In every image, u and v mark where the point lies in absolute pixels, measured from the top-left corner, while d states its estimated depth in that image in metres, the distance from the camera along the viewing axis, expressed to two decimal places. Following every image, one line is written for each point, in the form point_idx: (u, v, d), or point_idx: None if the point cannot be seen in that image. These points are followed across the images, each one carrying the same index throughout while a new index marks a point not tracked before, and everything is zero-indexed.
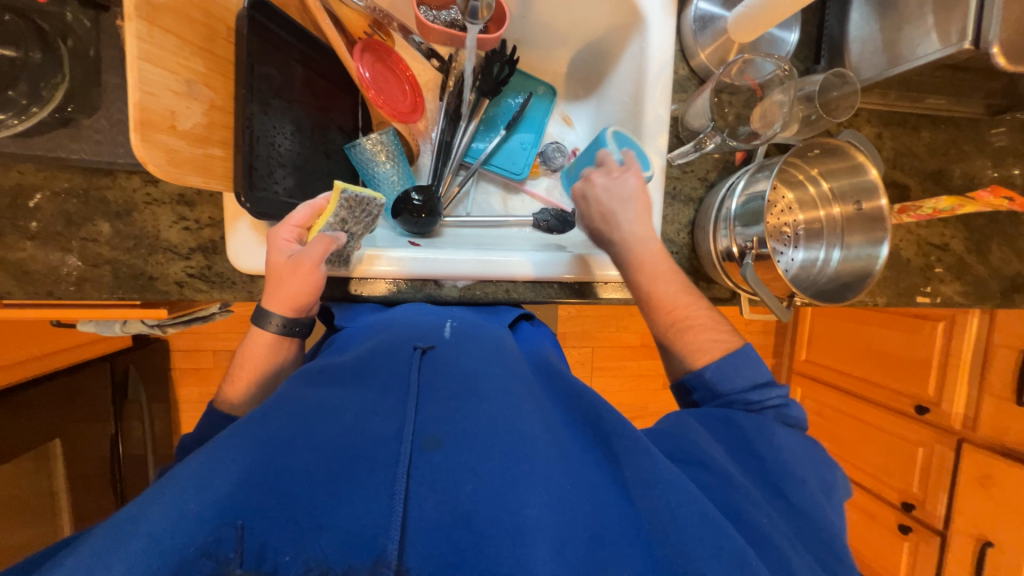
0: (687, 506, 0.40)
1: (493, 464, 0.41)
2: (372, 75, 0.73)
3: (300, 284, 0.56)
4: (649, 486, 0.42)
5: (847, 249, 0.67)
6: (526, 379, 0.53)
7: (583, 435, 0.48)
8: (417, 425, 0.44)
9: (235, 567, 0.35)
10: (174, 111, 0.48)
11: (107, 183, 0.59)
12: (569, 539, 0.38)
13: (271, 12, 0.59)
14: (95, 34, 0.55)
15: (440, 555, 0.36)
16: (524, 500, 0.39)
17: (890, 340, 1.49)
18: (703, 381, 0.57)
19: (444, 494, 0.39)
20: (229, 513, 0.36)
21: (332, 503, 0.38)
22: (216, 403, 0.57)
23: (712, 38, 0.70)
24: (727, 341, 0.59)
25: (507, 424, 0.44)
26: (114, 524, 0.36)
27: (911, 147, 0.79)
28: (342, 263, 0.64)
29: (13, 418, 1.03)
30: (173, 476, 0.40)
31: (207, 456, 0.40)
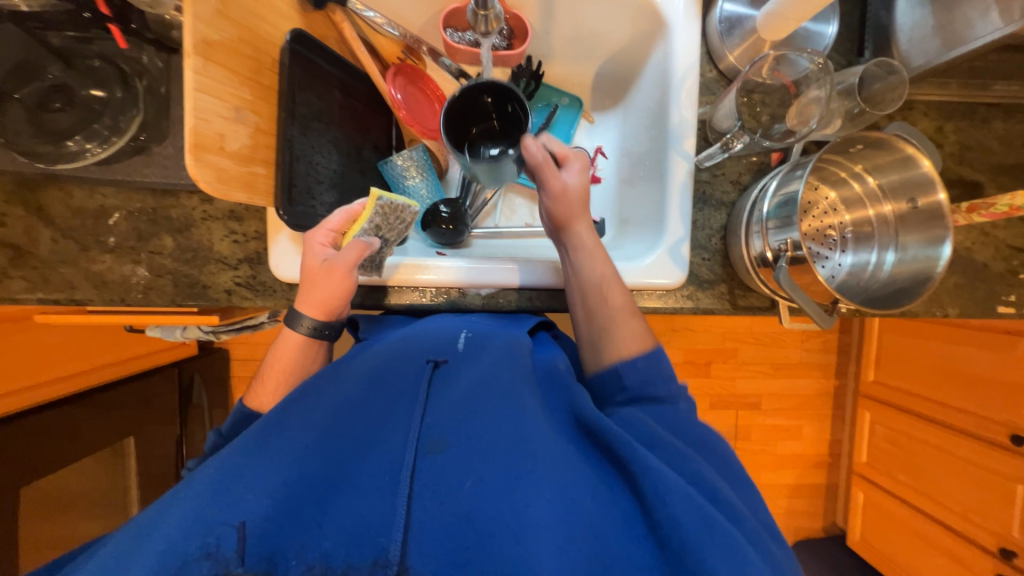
0: (689, 513, 0.39)
1: (492, 470, 0.43)
2: (405, 96, 0.78)
3: (333, 287, 0.60)
4: (645, 488, 0.41)
5: (903, 251, 0.61)
6: (528, 378, 0.53)
7: (581, 436, 0.49)
8: (421, 432, 0.46)
9: (234, 566, 0.38)
10: (224, 134, 0.54)
11: (172, 202, 0.67)
12: (569, 542, 0.38)
13: (311, 44, 0.65)
14: (165, 73, 0.63)
15: (441, 554, 0.39)
16: (523, 503, 0.40)
17: (977, 359, 1.32)
18: (634, 370, 0.55)
19: (444, 496, 0.41)
20: (232, 515, 0.40)
21: (341, 505, 0.42)
22: (247, 403, 0.60)
23: (741, 39, 0.68)
24: (649, 338, 0.58)
25: (505, 428, 0.46)
26: (145, 530, 0.41)
27: (981, 140, 0.71)
28: (375, 270, 0.67)
29: (95, 416, 1.16)
30: (190, 482, 0.44)
31: (226, 463, 0.44)
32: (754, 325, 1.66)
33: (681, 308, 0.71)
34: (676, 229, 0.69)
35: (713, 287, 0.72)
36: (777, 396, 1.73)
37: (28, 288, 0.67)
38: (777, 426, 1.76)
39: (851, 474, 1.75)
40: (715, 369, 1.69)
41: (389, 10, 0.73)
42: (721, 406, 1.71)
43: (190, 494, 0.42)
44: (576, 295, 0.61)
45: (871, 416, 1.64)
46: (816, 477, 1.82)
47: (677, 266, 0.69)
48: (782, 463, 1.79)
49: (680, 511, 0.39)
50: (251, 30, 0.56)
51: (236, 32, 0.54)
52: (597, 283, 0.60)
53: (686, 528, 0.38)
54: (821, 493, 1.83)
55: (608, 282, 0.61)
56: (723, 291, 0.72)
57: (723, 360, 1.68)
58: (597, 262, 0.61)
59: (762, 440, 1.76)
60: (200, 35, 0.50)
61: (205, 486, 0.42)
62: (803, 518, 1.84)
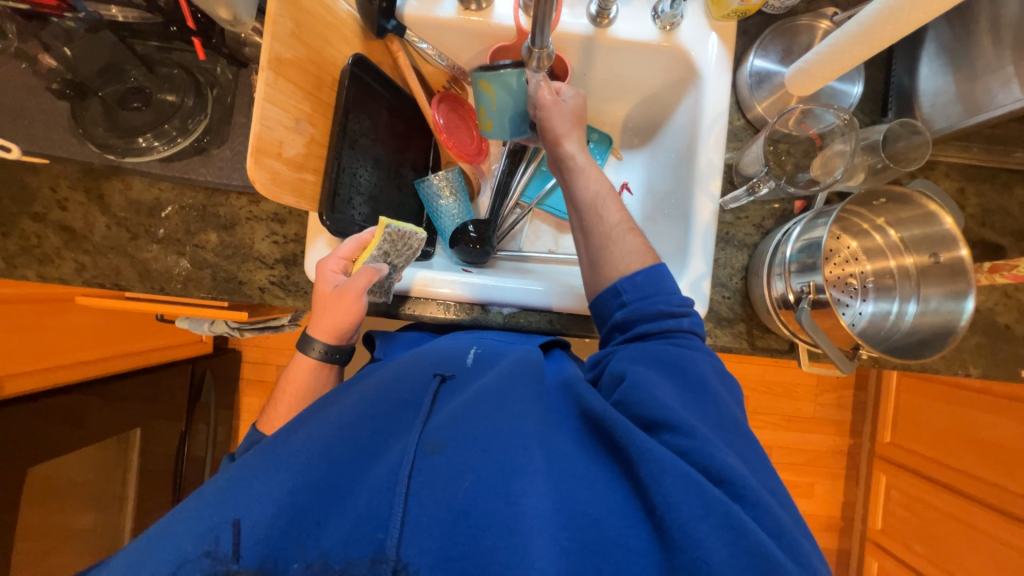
0: (683, 505, 0.41)
1: (490, 468, 0.45)
2: (446, 121, 0.83)
3: (341, 314, 0.62)
4: (640, 471, 0.44)
5: (925, 302, 0.62)
6: (531, 386, 0.56)
7: (581, 432, 0.51)
8: (422, 434, 0.48)
9: (231, 564, 0.39)
10: (283, 141, 0.58)
11: (222, 201, 0.71)
12: (562, 533, 0.41)
13: (369, 67, 0.70)
14: (234, 84, 0.68)
15: (438, 549, 0.40)
16: (518, 493, 0.43)
17: (1000, 428, 1.27)
18: (633, 286, 0.59)
19: (442, 494, 0.43)
20: (235, 511, 0.42)
21: (341, 507, 0.44)
22: (259, 425, 0.63)
23: (769, 92, 0.72)
24: (651, 255, 0.62)
25: (503, 428, 0.48)
26: (146, 540, 0.43)
27: (1002, 205, 0.73)
28: (383, 293, 0.69)
29: (108, 404, 1.17)
30: (200, 489, 0.46)
31: (239, 471, 0.46)
32: (768, 373, 1.64)
33: None
34: (698, 265, 0.71)
35: (732, 326, 0.72)
36: (788, 449, 1.68)
37: (77, 270, 0.70)
38: (788, 482, 1.70)
39: (864, 540, 1.67)
40: None
41: (440, 44, 0.79)
42: None
43: (199, 502, 0.44)
44: (576, 216, 0.66)
45: (887, 480, 1.58)
46: (827, 540, 1.73)
47: (697, 302, 0.70)
48: None
49: (671, 490, 0.42)
50: (318, 52, 0.62)
51: (305, 53, 0.60)
52: (596, 197, 0.65)
53: (682, 516, 0.41)
54: (832, 559, 1.74)
55: (603, 198, 0.65)
56: (741, 331, 0.72)
57: None
58: (593, 178, 0.66)
59: None
60: (275, 53, 0.55)
61: (213, 494, 0.44)
62: None
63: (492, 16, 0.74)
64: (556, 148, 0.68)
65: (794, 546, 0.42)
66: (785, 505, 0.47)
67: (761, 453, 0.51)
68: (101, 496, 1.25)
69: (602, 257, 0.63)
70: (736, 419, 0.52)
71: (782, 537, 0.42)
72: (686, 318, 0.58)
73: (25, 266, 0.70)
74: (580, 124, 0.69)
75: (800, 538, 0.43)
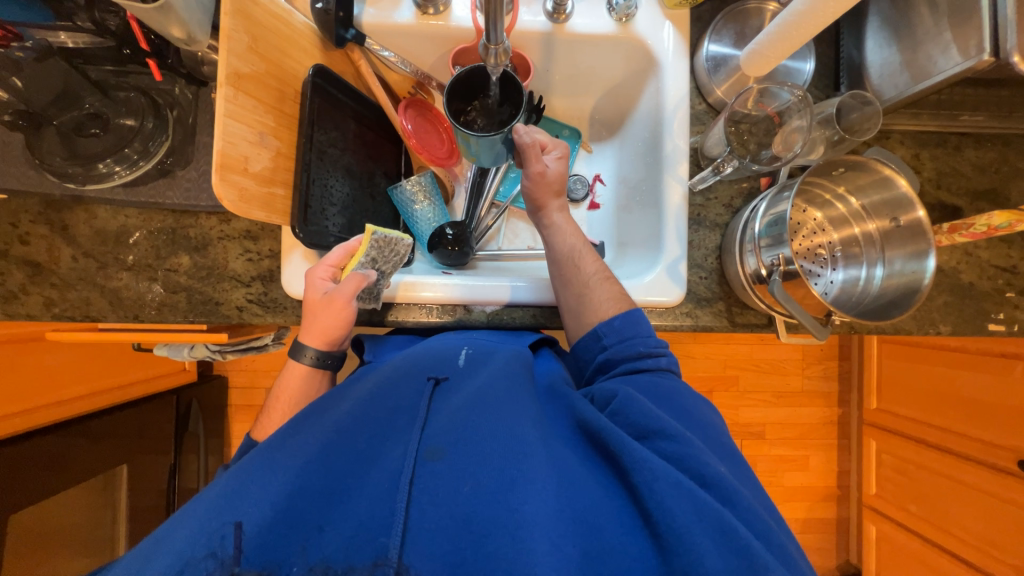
0: (680, 509, 0.41)
1: (490, 473, 0.45)
2: (415, 127, 0.83)
3: (331, 322, 0.62)
4: (635, 479, 0.44)
5: (891, 265, 0.64)
6: (529, 390, 0.56)
7: (579, 437, 0.51)
8: (420, 440, 0.48)
9: (232, 568, 0.39)
10: (248, 156, 0.57)
11: (191, 222, 0.70)
12: (564, 540, 0.41)
13: (331, 78, 0.70)
14: (194, 104, 0.68)
15: (440, 554, 0.40)
16: (519, 500, 0.42)
17: (975, 383, 1.32)
18: (612, 330, 0.61)
19: (442, 500, 0.43)
20: (236, 516, 0.41)
21: (341, 513, 0.43)
22: (254, 435, 0.62)
23: (727, 76, 0.74)
24: (626, 301, 0.65)
25: (502, 431, 0.48)
26: (145, 547, 0.42)
27: (956, 167, 0.76)
28: (373, 299, 0.69)
29: (89, 442, 1.14)
30: (196, 495, 0.46)
31: (232, 478, 0.45)
32: (754, 351, 1.67)
33: (680, 324, 0.73)
34: (673, 249, 0.72)
35: (711, 305, 0.74)
36: (781, 425, 1.71)
37: (45, 306, 0.68)
38: (784, 456, 1.73)
39: (861, 507, 1.71)
40: (718, 398, 1.67)
41: (402, 51, 0.80)
42: None
43: (196, 508, 0.43)
44: (553, 268, 0.69)
45: (877, 445, 1.62)
46: (826, 510, 1.77)
47: (675, 284, 0.71)
48: (790, 496, 1.75)
49: (667, 496, 0.42)
50: (278, 65, 0.61)
51: (264, 66, 0.59)
52: (572, 251, 0.68)
53: (679, 519, 0.41)
54: (832, 528, 1.78)
55: (579, 252, 0.68)
56: (720, 309, 0.74)
57: (725, 388, 1.67)
58: (569, 233, 0.70)
59: (769, 471, 1.72)
60: (233, 68, 0.54)
61: (212, 498, 0.44)
62: (815, 554, 1.78)
63: (451, 19, 0.75)
64: (538, 215, 0.73)
65: (782, 552, 0.43)
66: (771, 514, 0.49)
67: (742, 461, 0.53)
68: (90, 539, 1.20)
69: (578, 305, 0.65)
70: (718, 434, 0.54)
71: (771, 544, 0.43)
72: (661, 357, 0.60)
73: None
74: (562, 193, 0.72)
75: (788, 545, 0.45)
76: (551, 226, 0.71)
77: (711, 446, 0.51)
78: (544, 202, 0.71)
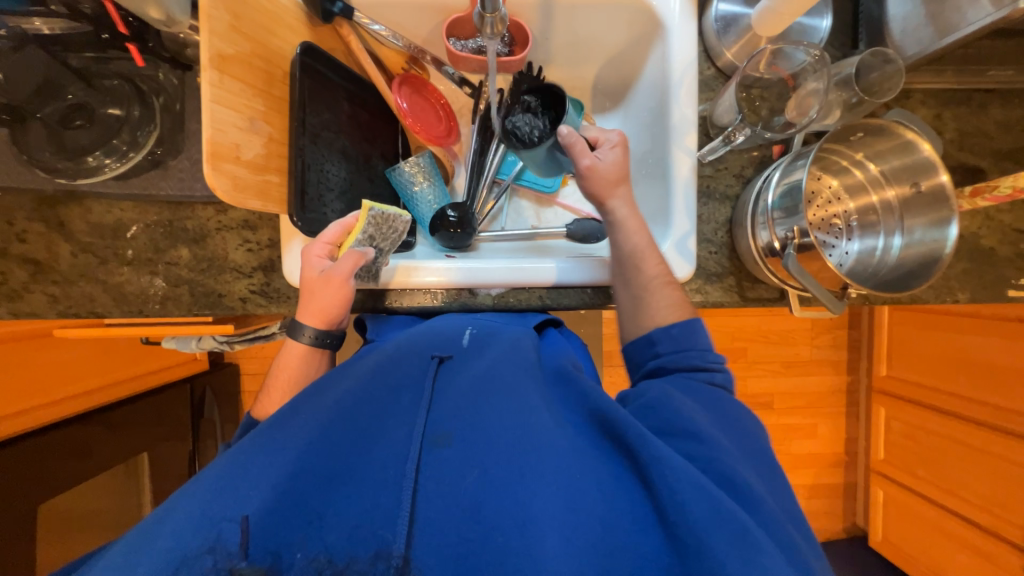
0: (696, 507, 0.40)
1: (496, 464, 0.44)
2: (410, 105, 0.80)
3: (329, 301, 0.61)
4: (650, 475, 0.43)
5: (910, 234, 0.62)
6: (536, 375, 0.55)
7: (589, 424, 0.50)
8: (425, 428, 0.48)
9: (239, 558, 0.39)
10: (239, 143, 0.55)
11: (187, 214, 0.68)
12: (573, 537, 0.40)
13: (320, 56, 0.67)
14: (181, 91, 0.65)
15: (446, 547, 0.41)
16: (527, 495, 0.42)
17: (988, 348, 1.30)
18: (668, 337, 0.59)
19: (448, 492, 0.43)
20: (240, 507, 0.41)
21: (343, 501, 0.43)
22: (254, 414, 0.62)
23: (737, 37, 0.70)
24: (685, 309, 0.62)
25: (509, 421, 0.47)
26: (147, 528, 0.42)
27: (980, 126, 0.72)
28: (372, 277, 0.69)
29: (107, 432, 1.16)
30: (197, 477, 0.46)
31: (233, 456, 0.46)
32: (763, 323, 1.66)
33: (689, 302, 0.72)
34: (682, 224, 0.70)
35: (721, 280, 0.72)
36: (790, 395, 1.71)
37: (49, 303, 0.68)
38: (792, 425, 1.74)
39: (869, 472, 1.72)
40: None
41: (392, 23, 0.76)
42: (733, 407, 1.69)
43: (198, 489, 0.43)
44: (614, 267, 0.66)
45: (886, 412, 1.62)
46: (833, 476, 1.79)
47: (685, 261, 0.69)
48: (798, 463, 1.77)
49: (684, 497, 0.41)
50: (263, 44, 0.58)
51: (249, 46, 0.56)
52: (635, 252, 0.65)
53: (694, 520, 0.40)
54: (839, 493, 1.80)
55: (642, 252, 0.65)
56: (730, 284, 0.72)
57: (733, 360, 1.67)
58: (634, 229, 0.65)
59: (777, 440, 1.74)
60: (216, 49, 0.52)
61: (213, 481, 0.44)
62: (823, 518, 1.81)
63: None
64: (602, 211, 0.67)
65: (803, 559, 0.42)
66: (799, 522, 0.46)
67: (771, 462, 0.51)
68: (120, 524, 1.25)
69: (636, 306, 0.63)
70: (754, 437, 0.52)
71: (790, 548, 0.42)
72: (720, 373, 0.57)
73: None
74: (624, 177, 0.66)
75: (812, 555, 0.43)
76: (614, 225, 0.66)
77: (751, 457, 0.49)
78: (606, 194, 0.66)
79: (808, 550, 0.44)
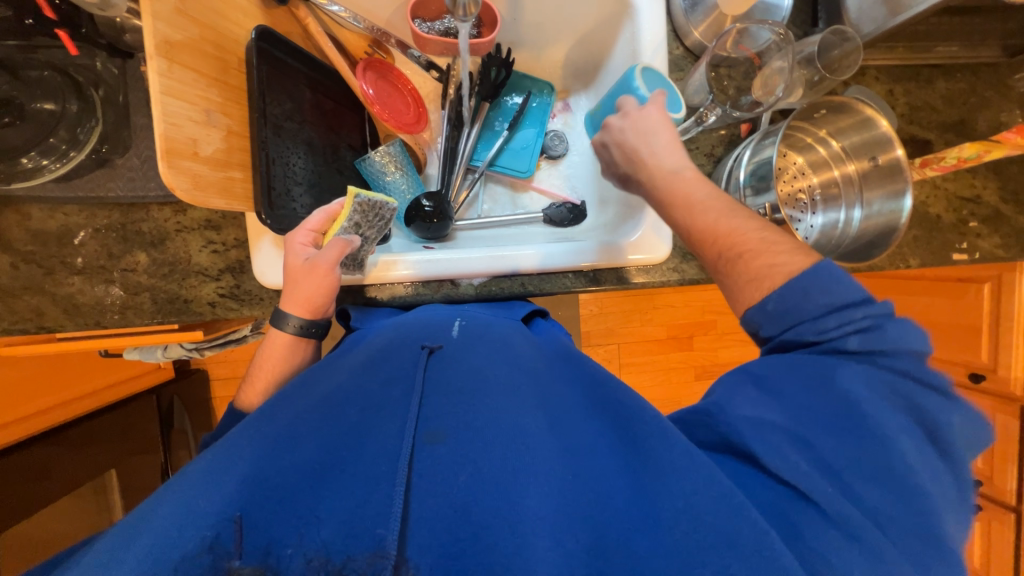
0: (706, 500, 0.40)
1: (494, 459, 0.44)
2: (376, 92, 0.76)
3: (313, 286, 0.59)
4: (657, 476, 0.43)
5: (868, 207, 0.66)
6: (528, 370, 0.56)
7: (585, 415, 0.52)
8: (419, 423, 0.47)
9: (233, 558, 0.38)
10: (196, 138, 0.51)
11: (142, 216, 0.64)
12: (567, 535, 0.40)
13: (277, 40, 0.62)
14: (122, 80, 0.60)
15: (439, 545, 0.39)
16: (520, 493, 0.42)
17: (931, 307, 1.41)
18: (767, 317, 0.49)
19: (443, 488, 0.42)
20: (228, 506, 0.40)
21: (331, 497, 0.41)
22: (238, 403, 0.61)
23: (704, 15, 0.70)
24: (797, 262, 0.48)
25: (506, 415, 0.48)
26: (129, 527, 0.41)
27: (927, 100, 0.76)
28: (357, 267, 0.66)
29: (67, 451, 1.09)
30: (186, 471, 0.45)
31: (225, 450, 0.46)
32: None
33: (668, 280, 0.74)
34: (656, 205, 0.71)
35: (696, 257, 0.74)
36: None
37: None
38: None
39: None
40: (698, 343, 1.74)
41: (353, 4, 0.72)
42: (706, 377, 1.76)
43: (181, 490, 0.42)
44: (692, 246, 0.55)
45: None
46: None
47: (662, 241, 0.71)
48: None
49: (694, 497, 0.41)
50: (213, 29, 0.54)
51: (199, 32, 0.52)
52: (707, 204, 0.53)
53: (694, 503, 0.40)
54: None
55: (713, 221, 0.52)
56: None
57: (704, 332, 1.73)
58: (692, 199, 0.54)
59: None
60: (162, 35, 0.47)
61: (196, 483, 0.43)
62: None
63: None
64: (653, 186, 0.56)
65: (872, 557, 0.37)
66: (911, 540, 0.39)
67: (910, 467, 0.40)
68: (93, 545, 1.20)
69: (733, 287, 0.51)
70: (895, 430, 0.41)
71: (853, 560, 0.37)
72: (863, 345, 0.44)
73: None
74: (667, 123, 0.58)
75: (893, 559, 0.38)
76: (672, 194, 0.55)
77: (856, 466, 0.41)
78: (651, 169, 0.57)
79: (894, 551, 0.38)
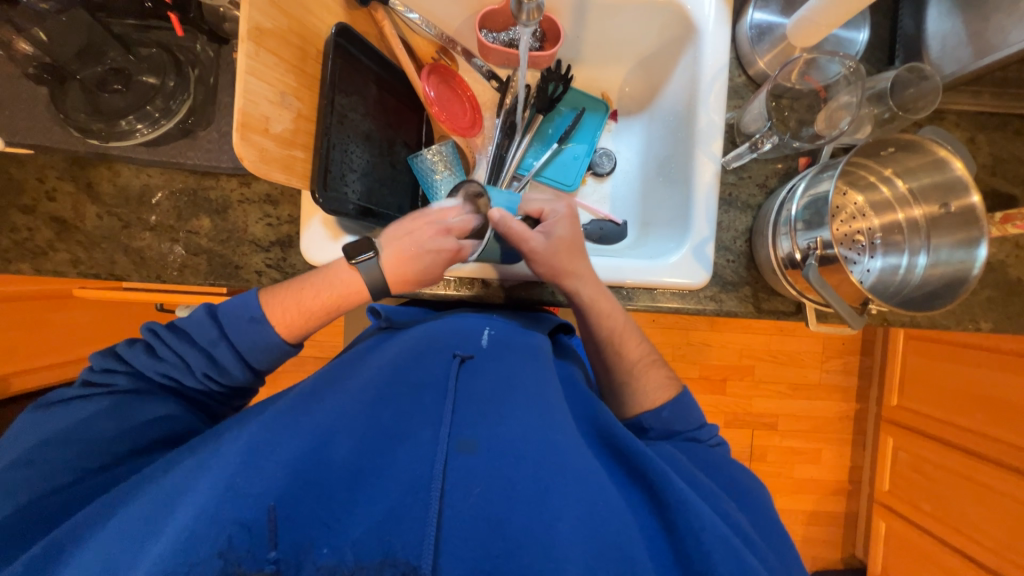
0: (717, 544, 0.44)
1: (524, 478, 0.46)
2: (437, 94, 0.80)
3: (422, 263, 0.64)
4: (677, 519, 0.46)
5: (935, 253, 0.61)
6: (557, 389, 0.57)
7: (597, 449, 0.54)
8: (452, 431, 0.49)
9: (269, 549, 0.41)
10: (269, 116, 0.56)
11: (212, 184, 0.70)
12: (596, 561, 0.42)
13: (352, 37, 0.67)
14: (216, 64, 0.67)
15: (475, 557, 0.42)
16: (554, 517, 0.44)
17: (1004, 385, 1.28)
18: (659, 421, 0.61)
19: (476, 502, 0.45)
20: (267, 496, 0.43)
21: (368, 496, 0.45)
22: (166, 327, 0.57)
23: (771, 46, 0.69)
24: (671, 386, 0.64)
25: (533, 436, 0.49)
26: (166, 493, 0.45)
27: (1015, 152, 0.70)
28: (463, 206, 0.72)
29: None
30: (219, 447, 0.48)
31: (255, 430, 0.48)
32: (772, 342, 1.63)
33: (704, 308, 0.71)
34: (701, 230, 0.69)
35: (737, 289, 0.71)
36: (796, 417, 1.67)
37: (71, 262, 0.69)
38: (796, 449, 1.69)
39: (872, 503, 1.67)
40: (731, 387, 1.64)
41: (427, 12, 0.77)
42: (736, 425, 1.66)
43: (219, 463, 0.46)
44: (593, 348, 0.67)
45: (895, 443, 1.58)
46: (835, 504, 1.73)
47: (701, 266, 0.68)
48: (800, 488, 1.71)
49: (715, 555, 0.43)
50: (299, 21, 0.59)
51: (287, 23, 0.57)
52: (612, 337, 0.65)
53: (709, 548, 0.44)
54: (840, 522, 1.74)
55: (620, 335, 0.65)
56: (746, 294, 0.71)
57: (740, 377, 1.64)
58: (606, 313, 0.65)
59: (778, 462, 1.69)
60: (255, 22, 0.52)
61: (236, 456, 0.46)
62: (822, 548, 1.74)
63: None
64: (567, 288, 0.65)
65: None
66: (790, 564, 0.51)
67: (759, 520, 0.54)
68: None
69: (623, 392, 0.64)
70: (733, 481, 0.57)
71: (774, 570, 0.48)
72: (704, 444, 0.61)
73: (19, 260, 0.69)
74: (580, 246, 0.66)
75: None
76: (591, 303, 0.64)
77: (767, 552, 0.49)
78: (568, 270, 0.64)
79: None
